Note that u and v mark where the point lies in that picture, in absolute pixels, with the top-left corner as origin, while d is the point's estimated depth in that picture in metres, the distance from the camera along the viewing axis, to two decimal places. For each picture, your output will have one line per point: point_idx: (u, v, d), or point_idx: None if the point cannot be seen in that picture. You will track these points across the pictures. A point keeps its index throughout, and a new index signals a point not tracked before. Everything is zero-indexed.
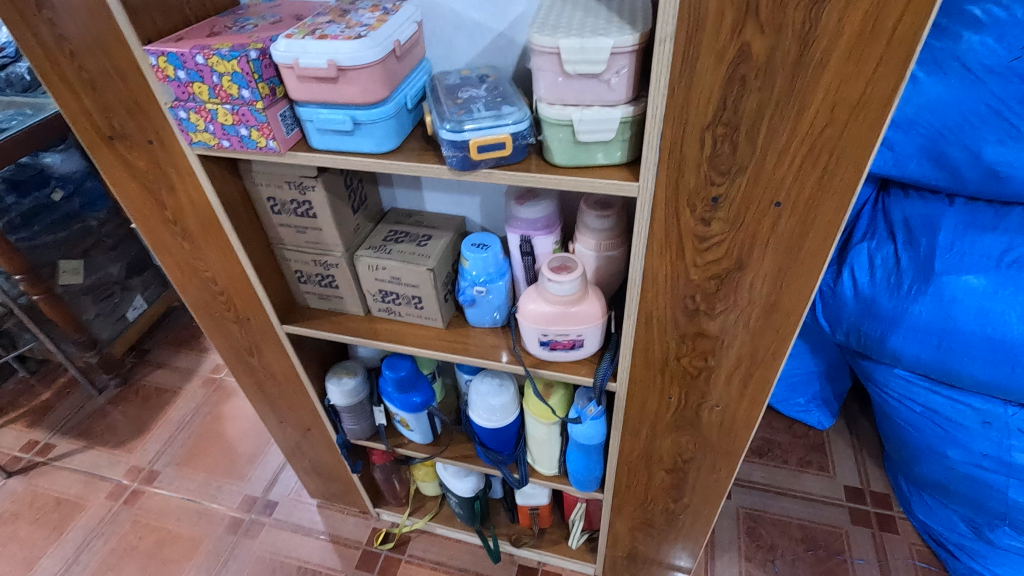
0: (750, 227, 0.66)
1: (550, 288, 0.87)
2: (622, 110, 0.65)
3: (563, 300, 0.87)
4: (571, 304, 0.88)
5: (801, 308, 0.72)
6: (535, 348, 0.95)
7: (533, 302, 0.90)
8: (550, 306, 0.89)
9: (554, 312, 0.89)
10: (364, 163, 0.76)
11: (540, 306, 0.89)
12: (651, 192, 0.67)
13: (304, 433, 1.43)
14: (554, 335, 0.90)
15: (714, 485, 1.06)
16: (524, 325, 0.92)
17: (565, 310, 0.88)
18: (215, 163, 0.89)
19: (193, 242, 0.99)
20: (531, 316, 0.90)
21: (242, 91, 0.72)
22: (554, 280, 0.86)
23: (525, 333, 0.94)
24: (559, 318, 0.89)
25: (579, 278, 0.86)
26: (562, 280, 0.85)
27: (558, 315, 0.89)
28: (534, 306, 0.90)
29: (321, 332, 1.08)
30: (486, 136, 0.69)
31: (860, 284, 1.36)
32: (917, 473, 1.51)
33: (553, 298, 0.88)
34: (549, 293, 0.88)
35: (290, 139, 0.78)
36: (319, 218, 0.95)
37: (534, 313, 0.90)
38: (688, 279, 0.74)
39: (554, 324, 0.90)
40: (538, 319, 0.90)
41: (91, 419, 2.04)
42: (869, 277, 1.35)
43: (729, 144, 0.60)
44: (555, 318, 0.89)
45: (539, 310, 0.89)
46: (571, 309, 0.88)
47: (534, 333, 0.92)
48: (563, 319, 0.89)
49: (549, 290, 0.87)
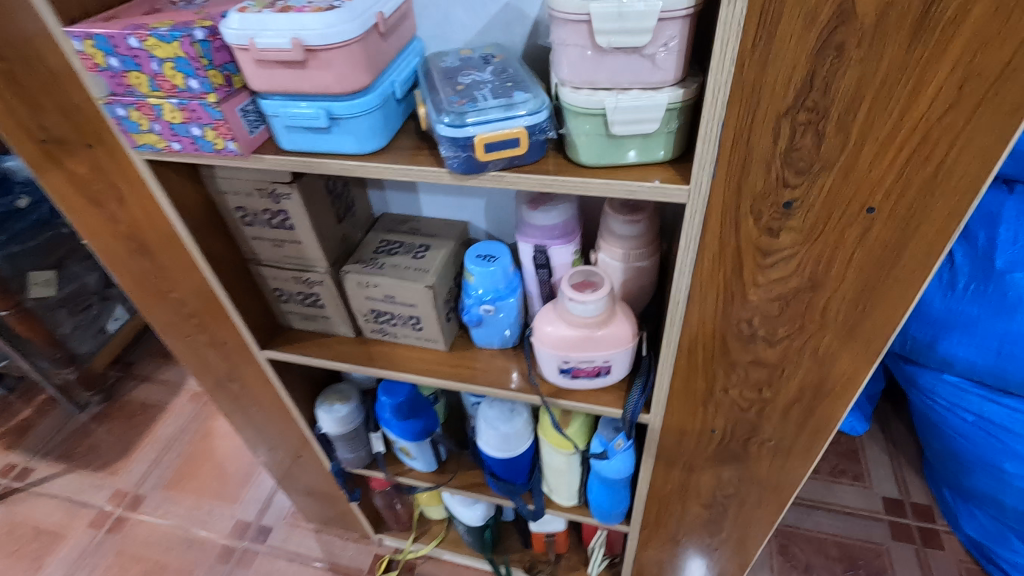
0: (831, 238, 0.53)
1: (571, 309, 0.73)
2: (669, 94, 0.51)
3: (588, 322, 0.74)
4: (596, 327, 0.75)
5: (886, 333, 0.59)
6: (554, 377, 0.82)
7: (551, 325, 0.77)
8: (572, 330, 0.75)
9: (577, 337, 0.75)
10: (345, 167, 0.62)
11: (559, 329, 0.76)
12: (705, 197, 0.53)
13: (296, 459, 1.30)
14: (577, 363, 0.77)
15: (759, 521, 0.93)
16: (541, 351, 0.79)
17: (590, 333, 0.75)
18: (169, 169, 0.74)
19: (155, 260, 0.85)
20: (549, 341, 0.77)
21: (189, 81, 0.58)
22: (577, 299, 0.72)
23: (541, 359, 0.81)
24: (582, 343, 0.76)
25: (606, 295, 0.72)
26: (586, 299, 0.72)
27: (582, 339, 0.75)
28: (552, 330, 0.77)
29: (307, 357, 0.95)
30: (495, 131, 0.55)
31: None
32: (965, 486, 1.38)
33: (574, 321, 0.74)
34: (570, 315, 0.74)
35: (255, 140, 0.64)
36: (298, 230, 0.81)
37: (553, 337, 0.76)
38: (745, 301, 0.61)
39: (577, 350, 0.76)
40: (558, 344, 0.76)
41: (72, 439, 1.91)
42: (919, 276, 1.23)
43: (813, 135, 0.47)
44: (578, 343, 0.76)
45: (560, 334, 0.76)
46: (597, 333, 0.75)
47: (554, 361, 0.79)
48: (587, 344, 0.76)
49: (569, 310, 0.74)
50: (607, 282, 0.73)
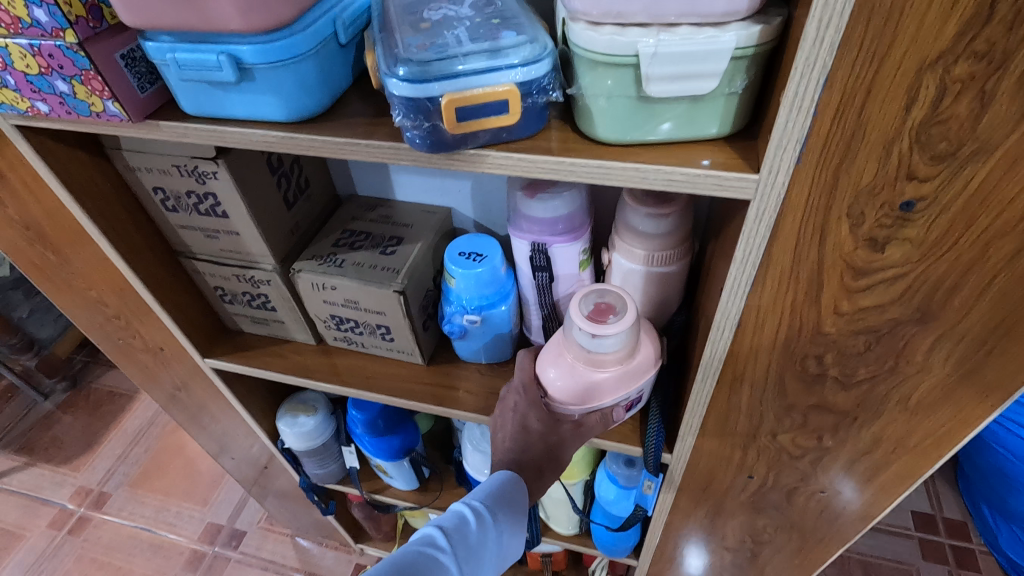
0: (964, 255, 0.36)
1: (589, 344, 0.56)
2: (737, 33, 0.33)
3: (610, 359, 0.57)
4: (619, 364, 0.58)
5: (1012, 384, 0.43)
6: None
7: (557, 371, 0.59)
8: (588, 374, 0.58)
9: (600, 382, 0.58)
10: (269, 140, 0.45)
11: (572, 375, 0.58)
12: (782, 193, 0.36)
13: (263, 469, 1.16)
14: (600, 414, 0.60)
15: (793, 569, 0.79)
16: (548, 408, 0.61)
17: (612, 375, 0.58)
18: (55, 138, 0.57)
19: (60, 252, 0.69)
20: (562, 394, 0.59)
21: (35, 12, 0.41)
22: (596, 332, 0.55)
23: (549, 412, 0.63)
24: (605, 389, 0.58)
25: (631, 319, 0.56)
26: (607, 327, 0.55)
27: (603, 382, 0.58)
28: (562, 378, 0.58)
29: (257, 369, 0.79)
30: (474, 90, 0.37)
31: None
32: (1009, 508, 1.23)
33: (594, 360, 0.57)
34: (586, 352, 0.57)
35: (149, 100, 0.47)
36: (234, 218, 0.64)
37: (563, 386, 0.58)
38: (818, 333, 0.44)
39: (599, 399, 0.59)
40: (571, 396, 0.58)
41: (34, 430, 1.77)
42: None
43: (973, 101, 0.29)
44: (600, 388, 0.58)
45: (576, 382, 0.58)
46: (623, 372, 0.58)
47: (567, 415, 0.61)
48: (611, 389, 0.58)
49: (584, 346, 0.57)
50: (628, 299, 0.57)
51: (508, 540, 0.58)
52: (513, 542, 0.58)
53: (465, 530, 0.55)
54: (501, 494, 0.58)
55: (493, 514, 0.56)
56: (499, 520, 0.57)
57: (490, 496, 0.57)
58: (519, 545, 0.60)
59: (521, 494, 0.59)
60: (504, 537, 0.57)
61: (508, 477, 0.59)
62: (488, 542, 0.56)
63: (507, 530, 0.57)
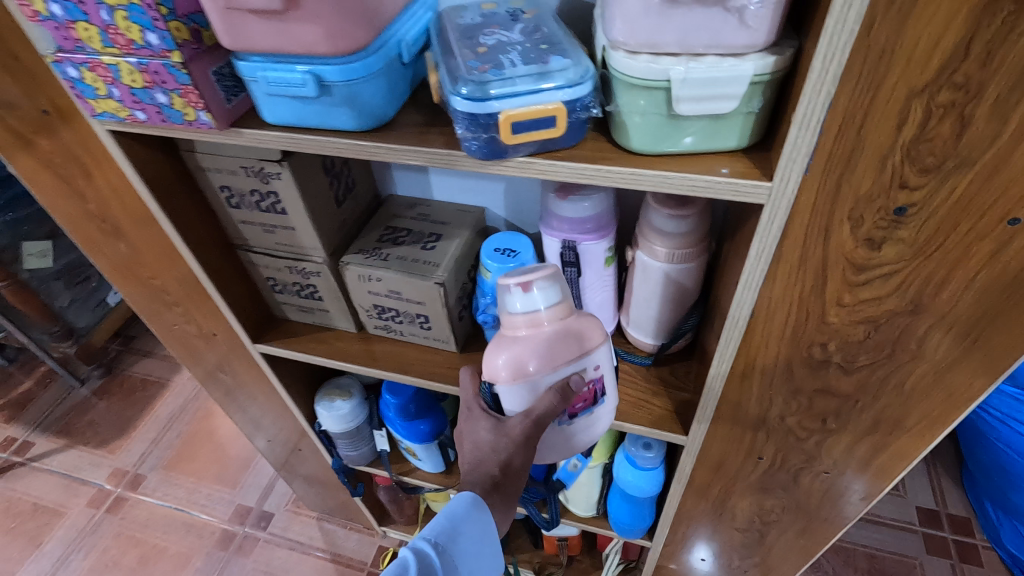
0: (950, 254, 0.41)
1: (523, 305, 0.60)
2: (755, 63, 0.39)
3: (549, 315, 0.60)
4: (561, 322, 0.60)
5: (994, 369, 0.48)
6: (548, 442, 0.63)
7: (507, 349, 0.59)
8: (536, 336, 0.59)
9: (549, 340, 0.59)
10: (341, 146, 0.52)
11: (517, 345, 0.59)
12: (791, 198, 0.42)
13: (296, 452, 1.23)
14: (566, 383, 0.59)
15: (799, 549, 0.84)
16: (511, 394, 0.59)
17: (560, 330, 0.59)
18: (139, 142, 0.63)
19: (131, 243, 0.76)
20: (518, 368, 0.58)
21: (147, 36, 0.47)
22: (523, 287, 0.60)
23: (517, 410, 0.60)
24: (560, 350, 0.58)
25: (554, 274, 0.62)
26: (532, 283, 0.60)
27: (556, 342, 0.59)
28: (514, 353, 0.59)
29: (303, 354, 0.85)
30: (526, 107, 0.43)
31: None
32: (1011, 503, 1.27)
33: (535, 318, 0.60)
34: (524, 315, 0.60)
35: (233, 110, 0.54)
36: (291, 215, 0.71)
37: (511, 357, 0.58)
38: (822, 322, 0.49)
39: (559, 362, 0.58)
40: (523, 364, 0.58)
41: (72, 414, 1.86)
42: None
43: (954, 123, 0.35)
44: (555, 349, 0.59)
45: (528, 348, 0.58)
46: (569, 327, 0.60)
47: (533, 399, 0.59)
48: (566, 349, 0.59)
49: (519, 310, 0.60)
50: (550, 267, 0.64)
51: (480, 556, 0.62)
52: (481, 561, 0.62)
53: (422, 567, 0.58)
54: (450, 527, 0.60)
55: (453, 542, 0.60)
56: (454, 549, 0.60)
57: (452, 520, 0.60)
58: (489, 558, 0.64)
59: (473, 520, 0.61)
60: (473, 557, 0.61)
61: (472, 499, 0.61)
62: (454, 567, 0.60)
63: (465, 555, 0.61)
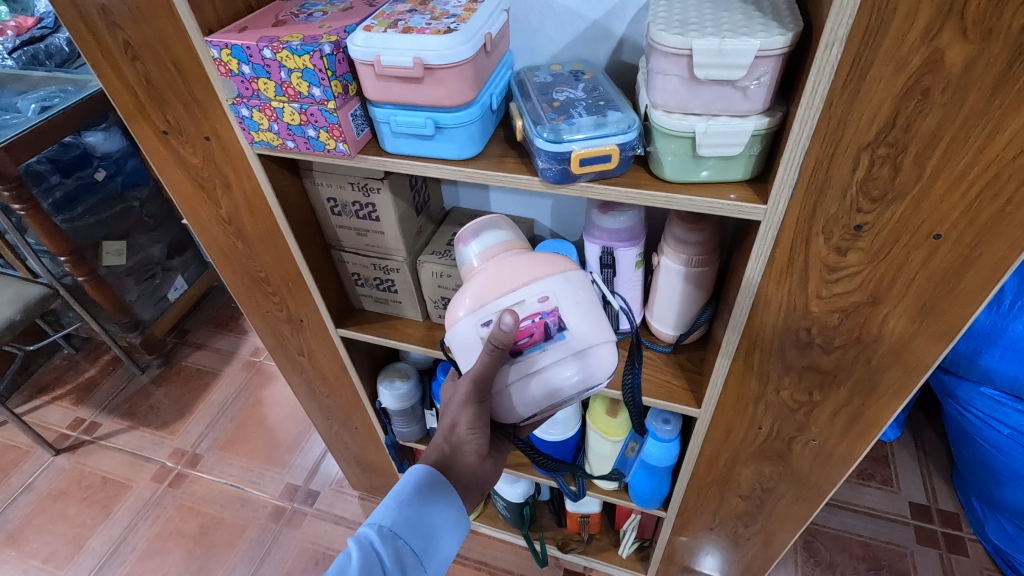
0: (895, 260, 0.57)
1: (472, 250, 0.74)
2: (755, 122, 0.55)
3: (493, 253, 0.73)
4: (504, 263, 0.70)
5: (937, 349, 0.64)
6: (502, 379, 0.69)
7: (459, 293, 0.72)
8: (477, 274, 0.71)
9: (486, 274, 0.70)
10: (443, 170, 0.68)
11: (465, 285, 0.71)
12: (780, 217, 0.58)
13: (352, 432, 1.38)
14: (501, 310, 0.67)
15: (795, 514, 0.99)
16: (459, 326, 0.69)
17: (495, 264, 0.71)
18: (274, 162, 0.81)
19: (247, 242, 0.92)
20: (460, 302, 0.70)
21: (313, 89, 0.65)
22: (472, 236, 0.75)
23: (467, 346, 0.69)
24: (492, 281, 0.69)
25: (504, 226, 0.76)
26: (480, 232, 0.75)
27: (492, 275, 0.69)
28: (461, 292, 0.71)
29: (378, 337, 1.02)
30: (591, 147, 0.60)
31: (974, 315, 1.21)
32: (996, 498, 1.34)
33: (481, 258, 0.73)
34: (473, 259, 0.74)
35: (361, 141, 0.71)
36: (383, 221, 0.88)
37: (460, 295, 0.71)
38: (807, 311, 0.65)
39: (493, 292, 0.68)
40: (468, 297, 0.69)
41: (134, 398, 2.00)
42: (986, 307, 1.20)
43: (890, 167, 0.51)
44: (490, 282, 0.69)
45: (472, 284, 0.71)
46: (506, 262, 0.70)
47: (478, 331, 0.68)
48: (501, 281, 0.68)
49: (470, 257, 0.74)
50: (503, 219, 0.77)
51: (432, 532, 0.70)
52: (435, 539, 0.70)
53: (376, 545, 0.67)
54: (397, 509, 0.69)
55: (401, 519, 0.68)
56: (402, 528, 0.68)
57: (398, 501, 0.70)
58: (446, 535, 0.71)
59: (417, 501, 0.70)
60: (424, 533, 0.70)
61: (420, 474, 0.71)
62: (406, 544, 0.68)
63: (417, 532, 0.69)
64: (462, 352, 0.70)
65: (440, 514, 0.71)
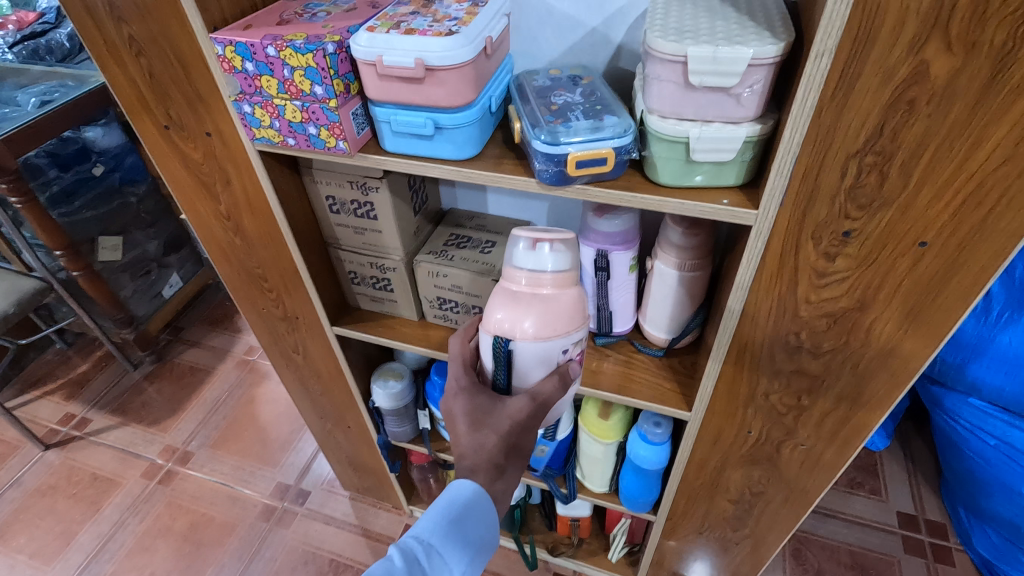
0: (882, 266, 0.59)
1: (529, 262, 0.71)
2: (747, 128, 0.57)
3: (548, 280, 0.71)
4: (562, 290, 0.71)
5: (923, 355, 0.65)
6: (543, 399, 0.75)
7: (507, 304, 0.70)
8: (535, 296, 0.70)
9: (549, 301, 0.70)
10: (441, 170, 0.70)
11: (522, 304, 0.70)
12: (770, 221, 0.59)
13: (345, 432, 1.37)
14: (563, 346, 0.70)
15: (783, 519, 1.00)
16: (518, 349, 0.69)
17: (556, 296, 0.70)
18: (275, 159, 0.82)
19: (246, 239, 0.93)
20: (519, 325, 0.69)
21: (315, 87, 0.66)
22: (533, 247, 0.71)
23: (515, 370, 0.71)
24: (558, 313, 0.69)
25: (565, 242, 0.73)
26: (541, 247, 0.71)
27: (554, 308, 0.69)
28: (515, 308, 0.69)
29: (373, 335, 1.03)
30: (587, 150, 0.61)
31: (964, 328, 1.23)
32: (981, 507, 1.35)
33: (535, 277, 0.71)
34: (526, 274, 0.71)
35: (361, 139, 0.72)
36: (381, 220, 0.89)
37: (519, 314, 0.69)
38: (796, 315, 0.67)
39: (560, 327, 0.69)
40: (531, 322, 0.68)
41: (126, 395, 1.99)
42: (977, 320, 1.22)
43: (877, 175, 0.53)
44: (554, 313, 0.69)
45: (529, 305, 0.69)
46: (566, 294, 0.71)
47: (535, 358, 0.69)
48: (563, 316, 0.70)
49: (526, 269, 0.71)
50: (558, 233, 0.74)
51: (475, 552, 0.67)
52: (477, 557, 0.68)
53: (418, 554, 0.65)
54: (444, 523, 0.66)
55: (446, 533, 0.66)
56: (446, 543, 0.65)
57: (445, 514, 0.66)
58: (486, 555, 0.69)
59: (466, 516, 0.66)
60: (468, 550, 0.67)
61: (471, 489, 0.67)
62: (448, 560, 0.66)
63: (461, 549, 0.66)
64: (510, 372, 0.71)
65: (484, 535, 0.68)
